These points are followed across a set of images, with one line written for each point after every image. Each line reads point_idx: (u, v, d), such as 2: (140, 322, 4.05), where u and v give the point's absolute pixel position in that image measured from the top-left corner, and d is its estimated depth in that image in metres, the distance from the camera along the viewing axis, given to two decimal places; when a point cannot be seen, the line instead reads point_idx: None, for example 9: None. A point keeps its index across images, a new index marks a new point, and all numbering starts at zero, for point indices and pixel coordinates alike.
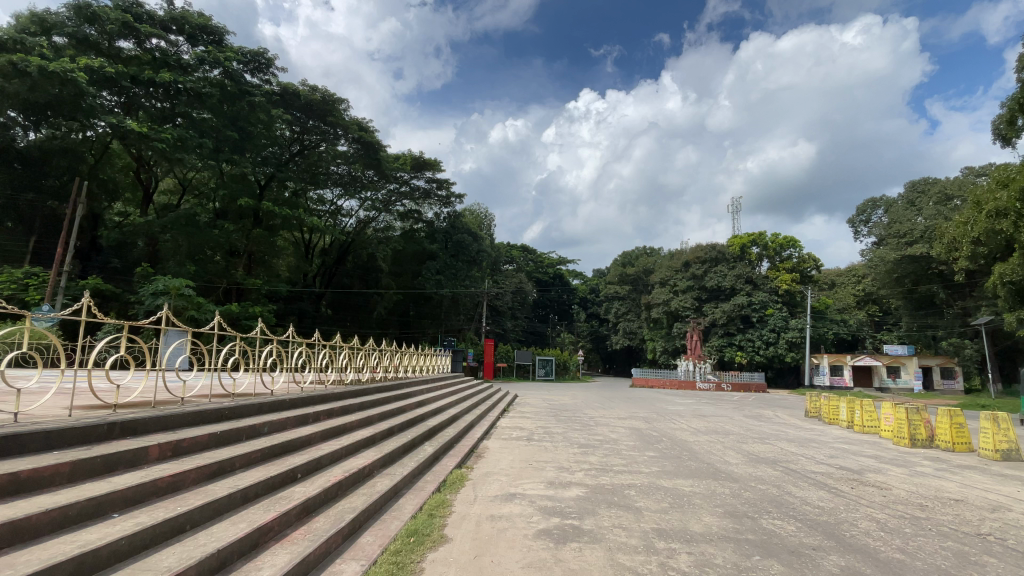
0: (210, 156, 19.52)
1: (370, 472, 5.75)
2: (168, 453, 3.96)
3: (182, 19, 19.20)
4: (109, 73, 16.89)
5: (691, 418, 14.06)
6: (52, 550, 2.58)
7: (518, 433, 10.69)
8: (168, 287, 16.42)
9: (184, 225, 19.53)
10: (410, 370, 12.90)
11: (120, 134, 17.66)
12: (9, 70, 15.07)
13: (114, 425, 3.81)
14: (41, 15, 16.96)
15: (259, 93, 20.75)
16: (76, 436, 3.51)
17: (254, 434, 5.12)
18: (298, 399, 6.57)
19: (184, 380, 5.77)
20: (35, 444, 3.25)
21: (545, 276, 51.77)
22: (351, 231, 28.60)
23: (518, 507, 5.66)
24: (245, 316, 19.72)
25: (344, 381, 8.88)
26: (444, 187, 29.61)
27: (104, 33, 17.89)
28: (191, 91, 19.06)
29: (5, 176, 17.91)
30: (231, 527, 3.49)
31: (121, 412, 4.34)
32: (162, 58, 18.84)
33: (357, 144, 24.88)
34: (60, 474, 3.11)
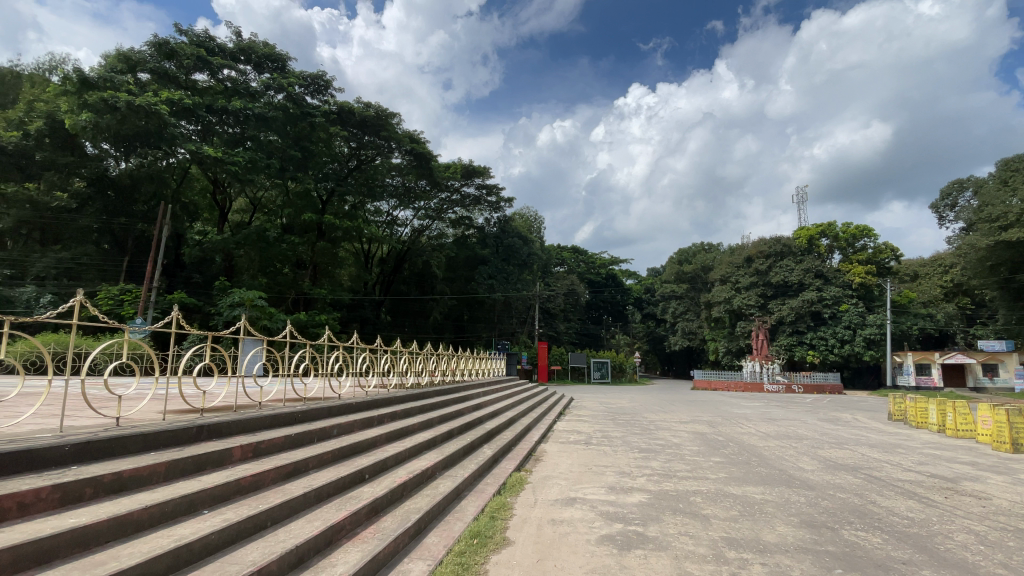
0: (276, 175, 20.86)
1: (432, 473, 5.87)
2: (249, 454, 4.23)
3: (249, 49, 20.72)
4: (186, 104, 18.42)
5: (759, 422, 13.32)
6: (151, 543, 2.80)
7: (576, 437, 10.58)
8: (245, 298, 17.70)
9: (255, 240, 20.91)
10: (467, 373, 13.10)
11: (198, 160, 19.27)
12: (102, 107, 16.82)
13: (202, 428, 4.11)
14: (127, 54, 18.70)
15: (319, 113, 21.89)
16: (169, 439, 3.82)
17: (324, 437, 5.36)
18: (363, 403, 6.82)
19: (261, 386, 6.14)
20: (135, 446, 3.54)
21: (598, 277, 51.04)
22: (406, 240, 29.56)
23: (580, 512, 5.58)
24: (312, 324, 20.81)
25: (404, 385, 9.15)
26: (494, 192, 29.86)
27: (181, 66, 19.54)
28: (258, 115, 20.40)
29: (100, 203, 20.19)
30: (307, 525, 3.67)
31: (208, 416, 4.69)
32: (232, 87, 20.29)
33: (410, 156, 25.60)
34: (156, 474, 3.39)
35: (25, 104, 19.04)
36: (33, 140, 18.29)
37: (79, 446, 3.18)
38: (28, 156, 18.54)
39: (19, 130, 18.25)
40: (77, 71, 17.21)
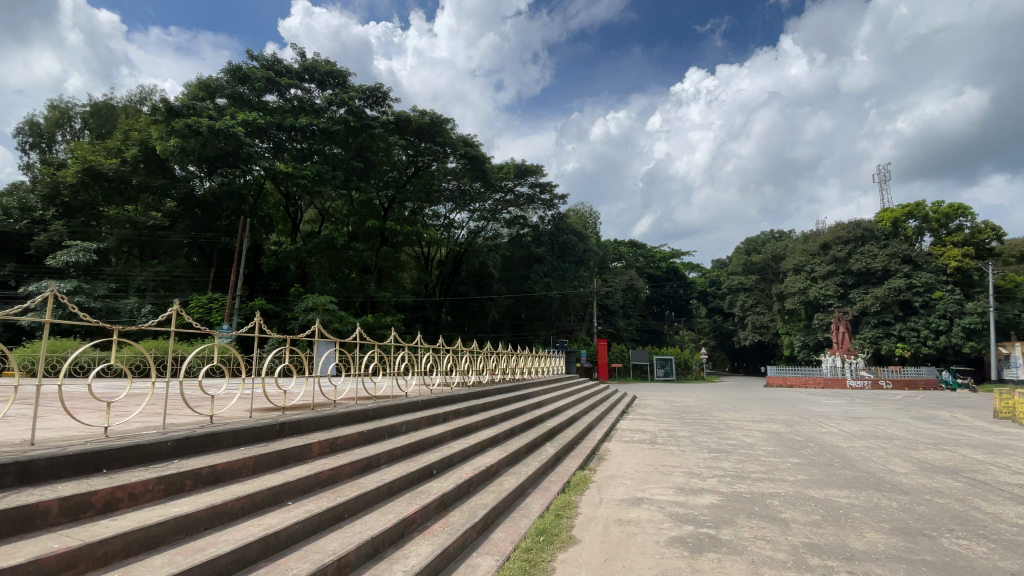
0: (341, 185, 21.99)
1: (497, 470, 5.96)
2: (326, 449, 4.49)
3: (313, 68, 21.94)
4: (258, 124, 19.82)
5: (841, 421, 12.41)
6: (244, 532, 3.04)
7: (641, 437, 10.34)
8: (318, 303, 18.86)
9: (325, 248, 22.12)
10: (526, 371, 13.18)
11: (272, 175, 20.72)
12: (187, 132, 18.47)
13: (284, 425, 4.41)
14: (207, 82, 20.39)
15: (377, 124, 22.82)
16: (257, 435, 4.13)
17: (394, 433, 5.60)
18: (429, 401, 7.04)
19: (335, 385, 6.50)
20: (228, 441, 3.86)
21: (658, 271, 49.55)
22: (463, 242, 30.17)
23: (647, 512, 5.44)
24: (378, 326, 21.76)
25: (467, 383, 9.35)
26: (548, 190, 29.77)
27: (253, 89, 21.02)
28: (323, 131, 21.58)
29: (189, 220, 22.17)
30: (381, 518, 3.84)
31: (289, 414, 5.02)
32: (299, 105, 21.58)
33: (464, 159, 26.09)
34: (246, 467, 3.67)
35: (123, 134, 21.25)
36: (132, 167, 20.41)
37: (180, 442, 3.50)
38: (126, 180, 20.65)
39: (119, 158, 20.38)
40: (165, 101, 18.96)
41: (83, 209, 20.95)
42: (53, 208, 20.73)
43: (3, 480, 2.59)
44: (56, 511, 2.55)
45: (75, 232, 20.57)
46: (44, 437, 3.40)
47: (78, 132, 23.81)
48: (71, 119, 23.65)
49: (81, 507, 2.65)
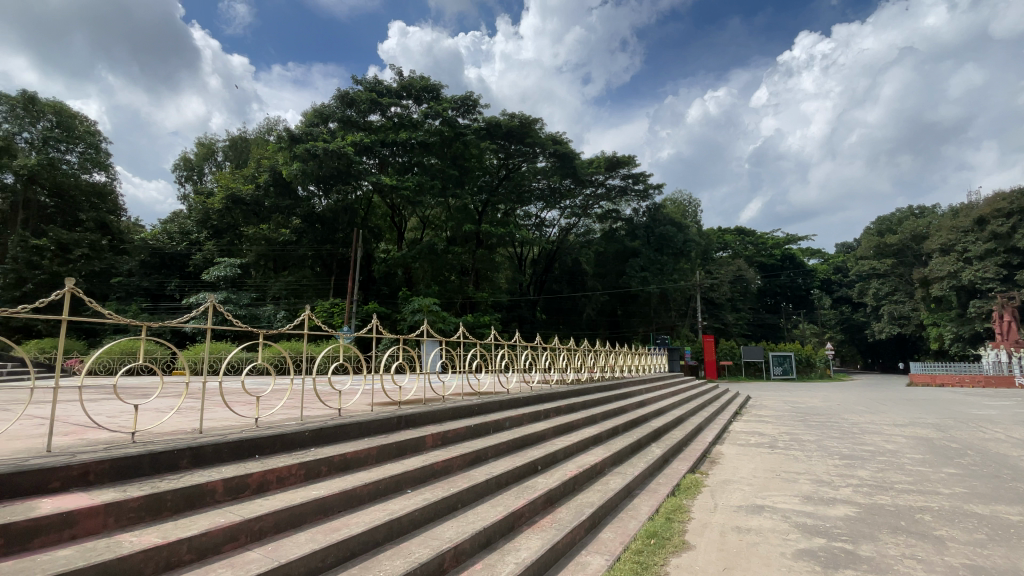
0: (439, 193, 23.19)
1: (602, 469, 5.88)
2: (438, 442, 4.76)
3: (409, 85, 23.35)
4: (364, 143, 21.57)
5: (1013, 427, 10.41)
6: (372, 515, 3.31)
7: (757, 440, 9.57)
8: (422, 305, 20.08)
9: (427, 254, 23.45)
10: (627, 369, 12.84)
11: (379, 188, 22.48)
12: (307, 156, 20.69)
13: (400, 418, 4.75)
14: (320, 109, 22.53)
15: (470, 132, 23.72)
16: (378, 427, 4.50)
17: (499, 428, 5.76)
18: (531, 398, 7.14)
19: (442, 381, 6.87)
20: (354, 432, 4.25)
21: (771, 259, 45.43)
22: (556, 240, 30.13)
23: (769, 521, 5.02)
24: (477, 325, 22.58)
25: (566, 381, 9.35)
26: (641, 181, 28.70)
27: (358, 111, 22.87)
28: (421, 142, 22.92)
29: (312, 234, 24.49)
30: (492, 509, 3.98)
31: (404, 408, 5.40)
32: (399, 121, 23.07)
33: (554, 158, 26.10)
34: (371, 456, 4.01)
35: (257, 163, 24.35)
36: (263, 190, 23.27)
37: (315, 433, 3.92)
38: (260, 203, 23.56)
39: (253, 183, 23.37)
40: (287, 130, 21.38)
41: (227, 230, 24.27)
42: (205, 231, 24.30)
43: (180, 462, 3.05)
44: (221, 490, 2.96)
45: (223, 250, 23.90)
46: (208, 426, 3.97)
47: (221, 163, 27.67)
48: (215, 153, 27.56)
49: (240, 487, 3.06)
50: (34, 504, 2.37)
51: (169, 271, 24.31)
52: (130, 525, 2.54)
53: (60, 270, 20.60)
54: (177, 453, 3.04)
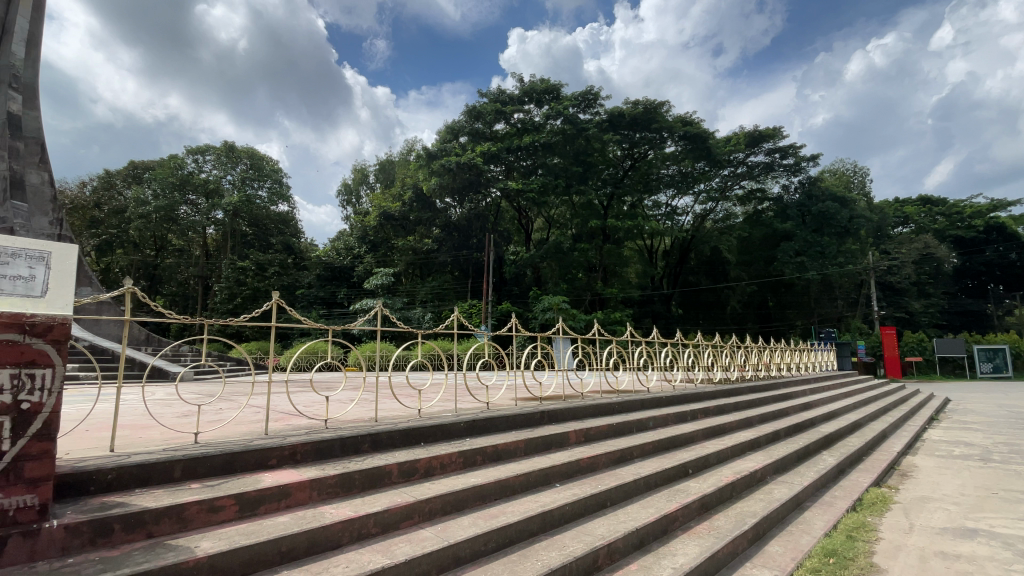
0: (564, 191, 23.37)
1: (762, 476, 5.34)
2: (582, 439, 4.76)
3: (531, 90, 23.88)
4: (491, 151, 22.65)
5: None
6: (526, 506, 3.44)
7: (963, 451, 7.84)
8: (553, 303, 20.42)
9: (555, 252, 23.80)
10: (785, 368, 11.47)
11: (507, 194, 23.49)
12: (442, 170, 22.48)
13: (543, 413, 4.86)
14: (452, 125, 24.14)
15: (592, 126, 23.44)
16: (523, 421, 4.66)
17: (643, 427, 5.57)
18: (674, 397, 6.77)
19: (581, 378, 6.87)
20: (503, 425, 4.45)
21: (972, 231, 37.02)
22: (690, 228, 27.83)
23: (989, 550, 4.08)
24: (609, 322, 22.23)
25: (713, 380, 8.70)
26: (790, 154, 25.64)
27: (485, 122, 23.99)
28: (545, 144, 23.31)
29: (451, 241, 25.83)
30: (643, 510, 3.85)
31: (546, 404, 5.52)
32: (523, 126, 23.71)
33: (684, 141, 24.53)
34: (519, 448, 4.16)
35: (402, 182, 27.00)
36: (408, 206, 25.68)
37: (468, 425, 4.19)
38: (406, 217, 26.10)
39: (400, 201, 26.01)
40: (425, 149, 23.35)
41: (381, 243, 27.21)
42: (363, 246, 27.61)
43: (362, 446, 3.50)
44: (396, 473, 3.32)
45: (379, 261, 26.90)
46: (380, 417, 4.50)
47: (372, 185, 31.25)
48: (367, 176, 31.21)
49: (410, 471, 3.39)
50: (258, 477, 2.89)
51: (339, 282, 28.08)
52: (329, 498, 2.98)
53: (261, 286, 25.02)
54: (360, 439, 3.49)
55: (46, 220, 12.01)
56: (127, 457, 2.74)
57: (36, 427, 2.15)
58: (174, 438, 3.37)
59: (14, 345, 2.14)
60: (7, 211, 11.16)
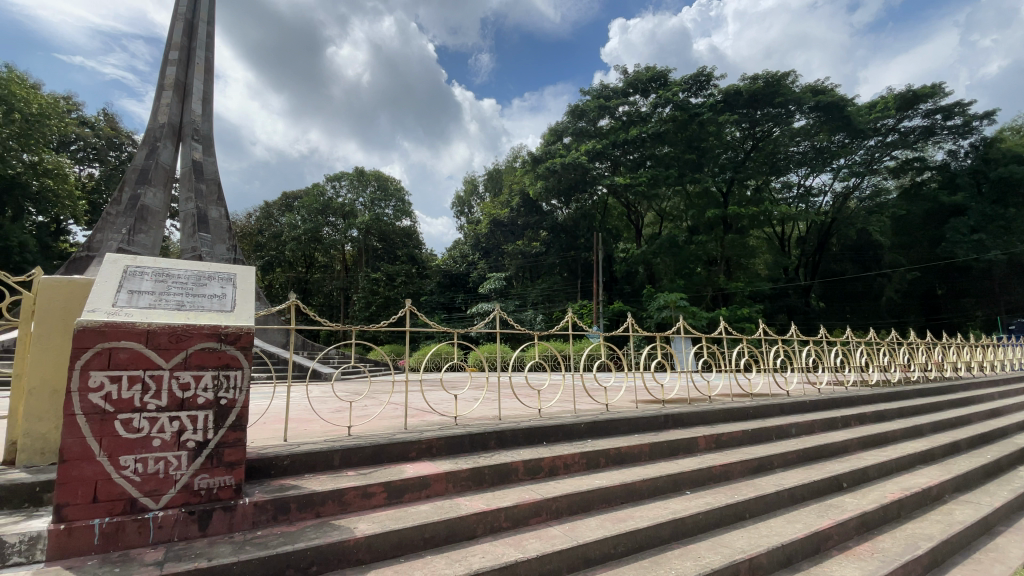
0: (676, 182, 22.24)
1: (938, 495, 4.53)
2: (712, 444, 4.47)
3: (636, 80, 23.10)
4: (597, 148, 22.30)
5: None
6: (655, 511, 3.31)
7: None
8: (669, 301, 19.49)
9: (670, 247, 22.71)
10: (963, 367, 9.62)
11: (614, 190, 23.09)
12: (548, 173, 22.74)
13: (668, 417, 4.66)
14: (555, 127, 24.26)
15: (705, 110, 21.99)
16: (646, 424, 4.51)
17: (783, 435, 5.06)
18: (820, 401, 6.04)
19: (708, 380, 6.45)
20: (625, 428, 4.35)
21: None
22: (829, 210, 24.71)
23: None
24: (735, 319, 20.62)
25: (868, 383, 7.59)
26: (956, 113, 21.71)
27: (589, 120, 23.73)
28: (653, 135, 22.37)
29: (559, 243, 26.05)
30: (788, 525, 3.50)
31: (670, 407, 5.29)
32: (629, 119, 23.04)
33: (816, 112, 21.85)
34: (644, 452, 4.03)
35: (509, 189, 27.75)
36: (516, 212, 26.44)
37: (590, 425, 4.17)
38: (515, 222, 26.81)
39: (509, 207, 26.80)
40: (530, 154, 23.75)
41: (493, 249, 28.24)
42: (476, 253, 28.90)
43: (489, 443, 3.67)
44: (522, 470, 3.42)
45: (492, 267, 28.01)
46: (504, 415, 4.69)
47: (482, 195, 32.63)
48: (477, 187, 32.68)
49: (536, 469, 3.47)
50: (401, 468, 3.17)
51: (457, 288, 29.77)
52: (463, 490, 3.17)
53: (391, 294, 27.38)
54: (487, 436, 3.67)
55: (224, 247, 14.39)
56: (297, 447, 3.19)
57: (231, 420, 2.57)
58: (330, 432, 3.84)
59: (215, 352, 2.58)
60: (197, 242, 13.63)
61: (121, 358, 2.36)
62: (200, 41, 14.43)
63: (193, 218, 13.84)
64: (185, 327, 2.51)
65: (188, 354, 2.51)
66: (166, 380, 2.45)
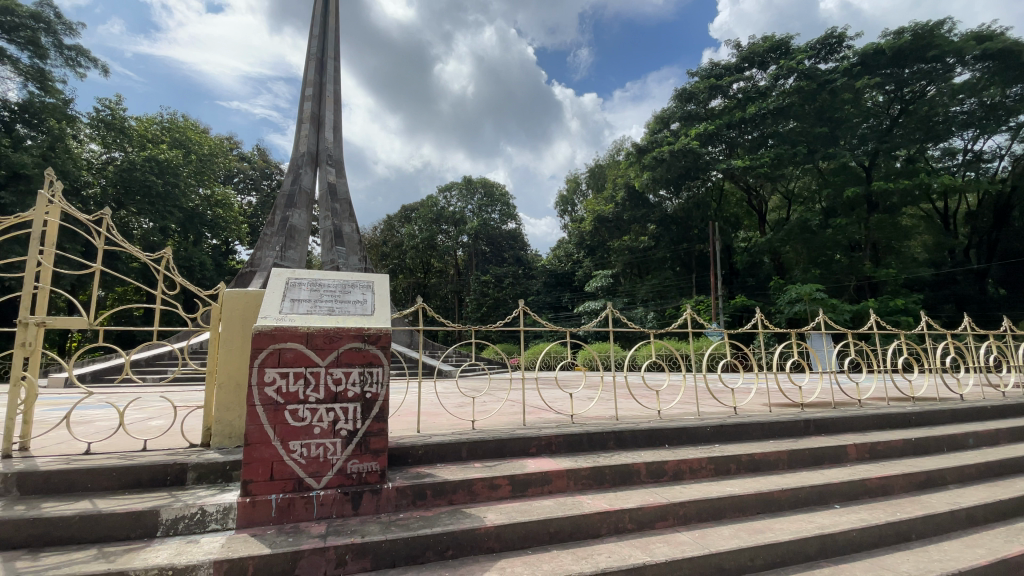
0: (805, 159, 19.98)
1: None
2: (865, 454, 3.94)
3: (751, 53, 21.24)
4: (709, 131, 21.02)
5: None
6: (797, 525, 3.01)
7: None
8: (802, 293, 17.54)
9: (800, 233, 20.45)
10: None
11: (730, 174, 21.47)
12: (656, 163, 21.76)
13: (808, 422, 4.20)
14: (662, 114, 23.22)
15: (838, 75, 19.46)
16: (783, 429, 4.12)
17: (958, 447, 4.29)
18: (1007, 408, 5.01)
19: (855, 382, 5.70)
20: (757, 433, 4.02)
21: None
22: (1009, 176, 20.41)
23: None
24: (886, 312, 17.91)
25: None
26: None
27: (699, 103, 22.32)
28: (774, 110, 20.45)
29: (670, 235, 24.80)
30: (967, 550, 2.97)
31: (810, 411, 4.77)
32: (745, 96, 21.30)
33: (985, 62, 18.07)
34: (781, 460, 3.68)
35: (613, 183, 27.06)
36: (620, 207, 25.34)
37: (717, 429, 3.92)
38: (620, 218, 25.63)
39: (613, 202, 26.14)
40: (635, 145, 22.93)
41: (598, 246, 27.79)
42: (581, 252, 28.64)
43: (608, 443, 3.62)
44: (644, 473, 3.33)
45: (597, 264, 27.64)
46: (623, 415, 4.61)
47: (585, 192, 32.27)
48: (580, 184, 32.42)
49: (660, 472, 3.36)
50: (523, 462, 3.27)
51: (564, 287, 29.81)
52: (585, 488, 3.18)
53: (500, 295, 28.24)
54: (606, 435, 3.63)
55: (356, 258, 15.92)
56: (429, 439, 3.44)
57: (375, 412, 2.86)
58: (455, 425, 4.08)
59: (361, 350, 2.89)
60: (335, 254, 15.57)
61: (288, 357, 2.75)
62: (330, 76, 16.21)
63: (331, 234, 15.68)
64: (336, 330, 2.86)
65: (339, 353, 2.85)
66: (322, 375, 2.80)
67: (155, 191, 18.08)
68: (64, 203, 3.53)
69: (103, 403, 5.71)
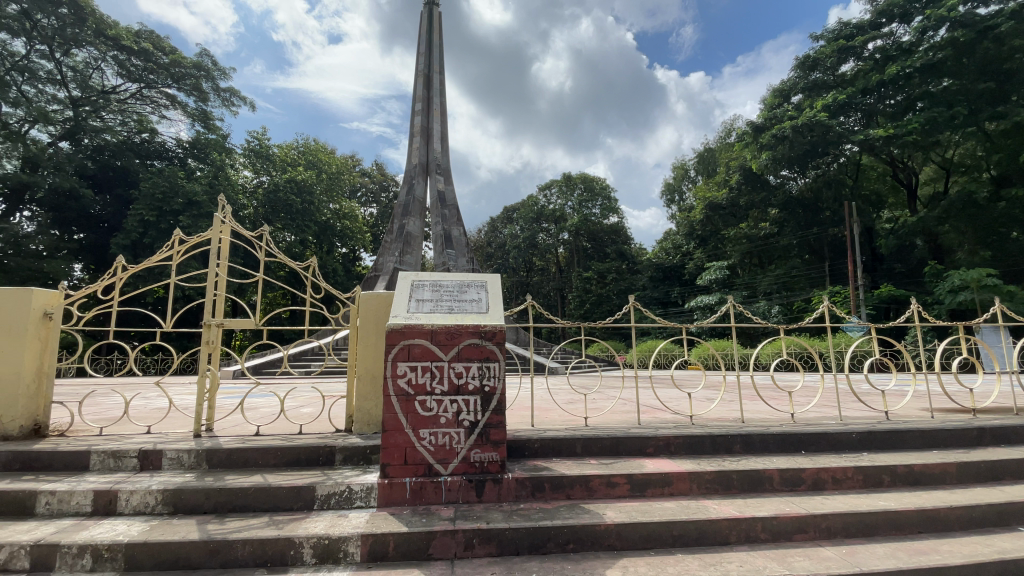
0: (966, 122, 16.87)
1: None
2: None
3: (889, 5, 18.42)
4: (840, 100, 18.79)
5: None
6: (972, 548, 2.57)
7: None
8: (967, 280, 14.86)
9: (964, 208, 17.28)
10: None
11: (868, 146, 18.84)
12: (775, 141, 19.85)
13: (984, 431, 3.56)
14: (781, 87, 21.14)
15: (1007, 17, 16.06)
16: (949, 437, 3.53)
17: None
18: None
19: None
20: (915, 441, 3.50)
21: None
22: None
23: None
24: None
25: None
26: None
27: (826, 69, 19.93)
28: (924, 67, 17.60)
29: (795, 220, 22.43)
30: None
31: (987, 418, 4.02)
32: (885, 55, 18.57)
33: None
34: (948, 473, 3.16)
35: (725, 167, 25.17)
36: (736, 190, 23.51)
37: (864, 435, 3.48)
38: (736, 203, 24.03)
39: (726, 187, 24.35)
40: (750, 123, 21.11)
41: (710, 236, 26.04)
42: (691, 243, 27.12)
43: (734, 447, 3.40)
44: (777, 480, 3.07)
45: (710, 256, 25.94)
46: (750, 417, 4.29)
47: (695, 179, 30.39)
48: (688, 171, 30.60)
49: (796, 480, 3.07)
50: (641, 462, 3.20)
51: (672, 280, 28.41)
52: (709, 492, 3.02)
53: (604, 291, 27.75)
54: (731, 438, 3.41)
55: (465, 259, 16.75)
56: (544, 433, 3.51)
57: (494, 405, 3.00)
58: (568, 421, 4.11)
59: (481, 346, 3.05)
60: (445, 257, 16.46)
61: (417, 352, 2.99)
62: (435, 90, 17.20)
63: (441, 237, 16.66)
64: (457, 326, 3.04)
65: (461, 348, 3.03)
66: (446, 369, 3.00)
67: (295, 209, 20.80)
68: (233, 223, 4.19)
69: (267, 393, 6.69)
